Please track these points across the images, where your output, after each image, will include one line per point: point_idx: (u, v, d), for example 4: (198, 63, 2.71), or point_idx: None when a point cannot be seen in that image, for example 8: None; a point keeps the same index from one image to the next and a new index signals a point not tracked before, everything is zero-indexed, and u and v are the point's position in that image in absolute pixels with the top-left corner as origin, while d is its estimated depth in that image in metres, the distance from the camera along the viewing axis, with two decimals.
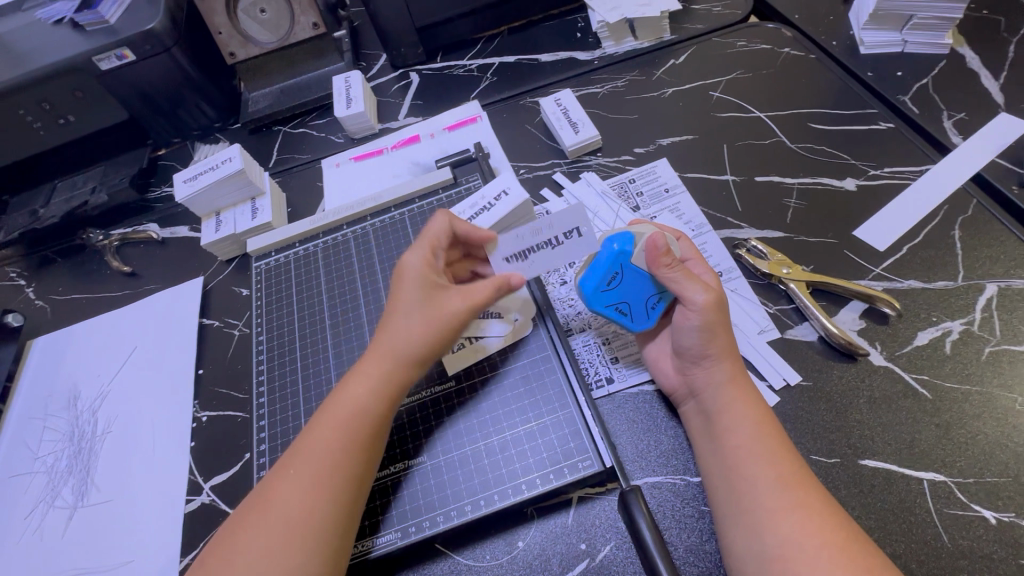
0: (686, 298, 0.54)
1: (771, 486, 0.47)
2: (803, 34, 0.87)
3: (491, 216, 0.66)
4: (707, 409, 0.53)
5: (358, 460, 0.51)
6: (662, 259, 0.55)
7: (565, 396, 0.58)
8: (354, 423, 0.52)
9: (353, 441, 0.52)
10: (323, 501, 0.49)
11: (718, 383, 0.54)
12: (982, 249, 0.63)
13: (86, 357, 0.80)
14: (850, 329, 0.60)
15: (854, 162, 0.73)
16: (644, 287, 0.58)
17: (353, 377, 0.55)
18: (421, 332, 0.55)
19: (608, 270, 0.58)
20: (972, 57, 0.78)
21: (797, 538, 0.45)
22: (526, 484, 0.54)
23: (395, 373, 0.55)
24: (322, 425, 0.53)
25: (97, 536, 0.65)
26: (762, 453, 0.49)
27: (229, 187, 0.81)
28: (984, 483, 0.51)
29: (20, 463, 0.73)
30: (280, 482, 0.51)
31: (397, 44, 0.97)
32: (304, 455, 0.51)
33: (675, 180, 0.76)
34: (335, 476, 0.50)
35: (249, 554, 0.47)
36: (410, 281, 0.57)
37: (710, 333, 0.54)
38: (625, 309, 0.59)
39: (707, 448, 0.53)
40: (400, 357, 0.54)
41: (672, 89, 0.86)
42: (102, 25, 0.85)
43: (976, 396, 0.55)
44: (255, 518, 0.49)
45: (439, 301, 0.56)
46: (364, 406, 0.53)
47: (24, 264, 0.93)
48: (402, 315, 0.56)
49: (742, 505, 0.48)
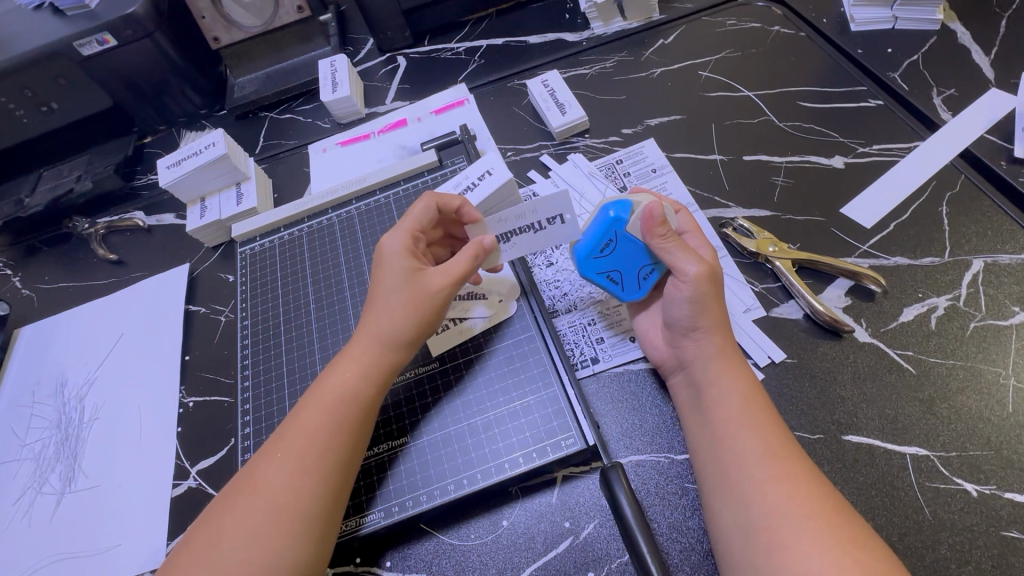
0: (677, 268, 0.54)
1: (755, 460, 0.47)
2: (794, 12, 0.86)
3: (475, 195, 0.65)
4: (696, 382, 0.53)
5: (347, 444, 0.51)
6: (657, 229, 0.54)
7: (549, 375, 0.58)
8: (344, 407, 0.52)
9: (339, 423, 0.51)
10: (311, 483, 0.49)
11: (707, 355, 0.53)
12: (969, 225, 0.63)
13: (73, 345, 0.80)
14: (836, 306, 0.59)
15: (842, 140, 0.72)
16: (638, 256, 0.57)
17: (340, 361, 0.55)
18: (407, 312, 0.54)
19: (602, 236, 0.57)
20: (963, 33, 0.77)
21: (785, 510, 0.44)
22: (509, 463, 0.54)
23: (380, 355, 0.54)
24: (311, 409, 0.52)
25: (85, 521, 0.65)
26: (749, 427, 0.49)
27: (213, 173, 0.80)
28: (966, 456, 0.51)
29: (7, 450, 0.73)
30: (268, 465, 0.50)
31: (383, 27, 0.96)
32: (294, 438, 0.51)
33: (663, 160, 0.75)
34: (324, 460, 0.50)
35: (236, 536, 0.47)
36: (392, 263, 0.56)
37: (700, 305, 0.54)
38: (616, 278, 0.59)
39: (694, 423, 0.52)
40: (388, 340, 0.54)
41: (661, 69, 0.85)
42: (82, 9, 0.84)
43: (961, 371, 0.54)
44: (243, 501, 0.49)
45: (419, 280, 0.55)
46: (353, 390, 0.53)
47: (10, 253, 0.92)
48: (388, 296, 0.55)
49: (726, 479, 0.48)
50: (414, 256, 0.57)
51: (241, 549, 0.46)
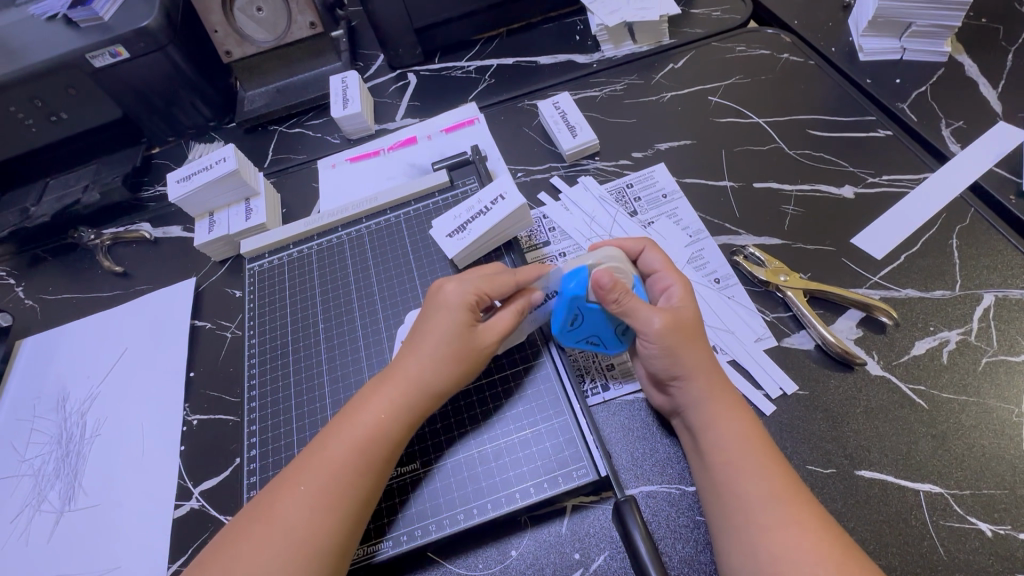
0: (639, 328, 0.53)
1: (762, 501, 0.47)
2: (803, 40, 0.87)
3: (485, 221, 0.66)
4: (693, 424, 0.53)
5: (370, 484, 0.51)
6: (609, 296, 0.52)
7: (560, 403, 0.57)
8: (373, 448, 0.51)
9: (366, 462, 0.51)
10: (331, 523, 0.48)
11: (696, 401, 0.53)
12: (980, 258, 0.63)
13: (77, 358, 0.79)
14: (847, 337, 0.59)
15: (852, 170, 0.72)
16: (604, 319, 0.56)
17: (371, 396, 0.54)
18: (451, 368, 0.54)
19: (567, 314, 0.56)
20: (970, 66, 0.78)
21: (792, 552, 0.44)
22: (520, 493, 0.54)
23: (416, 399, 0.54)
24: (337, 445, 0.51)
25: (84, 541, 0.64)
26: (755, 466, 0.49)
27: (223, 187, 0.80)
28: (980, 495, 0.51)
29: (6, 465, 0.72)
30: (286, 497, 0.49)
31: (394, 45, 0.96)
32: (317, 473, 0.50)
33: (673, 185, 0.76)
34: (347, 499, 0.49)
35: (250, 568, 0.46)
36: (448, 314, 0.55)
37: (672, 358, 0.53)
38: (597, 339, 0.58)
39: (698, 460, 0.52)
40: (424, 387, 0.54)
41: (671, 93, 0.85)
42: (95, 21, 0.85)
43: (973, 407, 0.54)
44: (257, 531, 0.48)
45: (468, 336, 0.55)
46: (383, 431, 0.52)
47: (14, 262, 0.91)
48: (433, 345, 0.54)
49: (733, 520, 0.47)
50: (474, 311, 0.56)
51: None
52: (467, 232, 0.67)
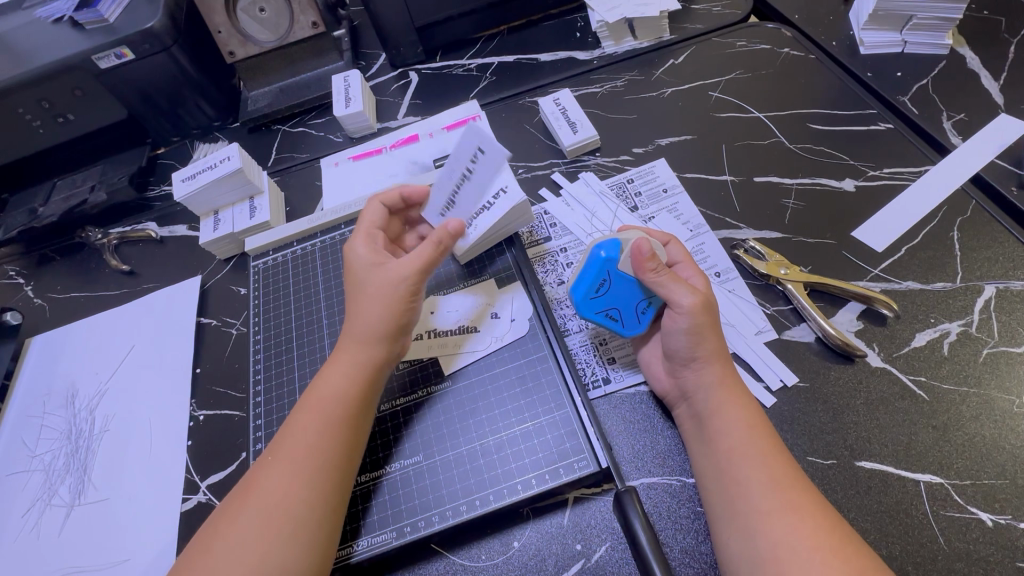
0: (673, 300, 0.54)
1: (765, 489, 0.47)
2: (803, 34, 0.87)
3: (473, 187, 0.61)
4: (700, 412, 0.53)
5: (338, 443, 0.53)
6: (647, 263, 0.55)
7: (562, 396, 0.58)
8: (334, 406, 0.54)
9: (330, 423, 0.54)
10: (301, 482, 0.51)
11: (708, 385, 0.54)
12: (981, 250, 0.63)
13: (85, 356, 0.80)
14: (847, 330, 0.60)
15: (853, 163, 0.72)
16: (632, 291, 0.58)
17: (330, 365, 0.57)
18: (382, 308, 0.57)
19: (597, 276, 0.58)
20: (972, 58, 0.78)
21: (792, 541, 0.45)
22: (521, 484, 0.54)
23: (365, 356, 0.57)
24: (303, 412, 0.55)
25: (94, 534, 0.65)
26: (755, 456, 0.49)
27: (227, 186, 0.81)
28: (981, 485, 0.51)
29: (17, 460, 0.73)
30: (265, 470, 0.52)
31: (396, 43, 0.97)
32: (288, 441, 0.53)
33: (674, 180, 0.76)
34: (316, 457, 0.52)
35: (234, 539, 0.49)
36: (368, 265, 0.60)
37: (698, 335, 0.54)
38: (616, 316, 0.59)
39: (700, 450, 0.53)
40: (372, 339, 0.57)
41: (672, 89, 0.86)
42: (100, 23, 0.86)
43: (974, 398, 0.54)
44: (242, 505, 0.51)
45: (386, 277, 0.58)
46: (343, 391, 0.55)
47: (24, 262, 0.93)
48: (362, 298, 0.58)
49: (735, 507, 0.48)
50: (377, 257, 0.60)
51: (239, 551, 0.48)
52: (472, 227, 0.65)
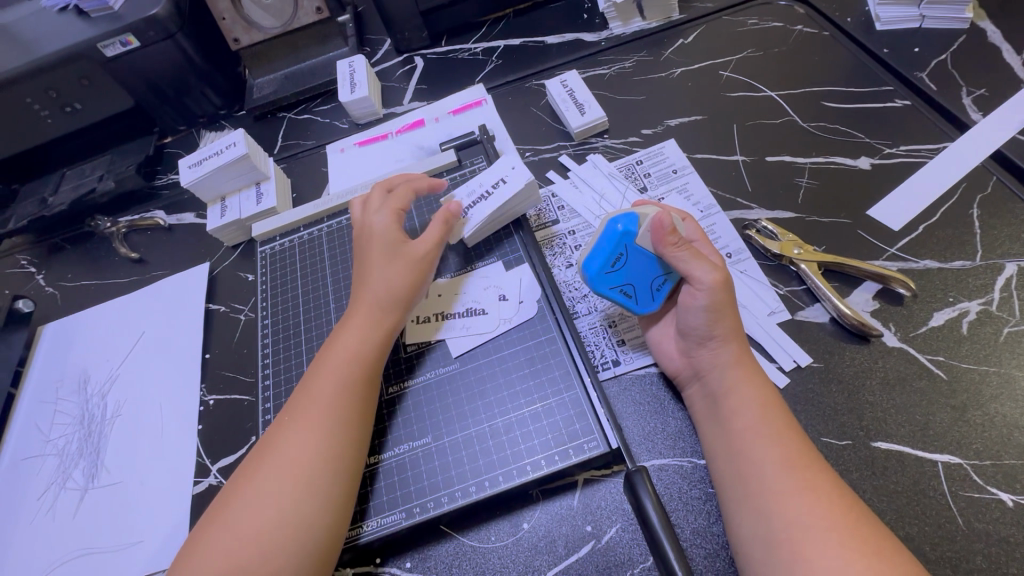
0: (693, 277, 0.54)
1: (779, 468, 0.47)
2: (817, 11, 0.85)
3: (489, 203, 0.65)
4: (714, 391, 0.53)
5: (353, 406, 0.54)
6: (669, 238, 0.54)
7: (570, 377, 0.57)
8: (349, 368, 0.55)
9: (343, 384, 0.54)
10: (317, 445, 0.51)
11: (723, 364, 0.53)
12: (1001, 227, 0.61)
13: (96, 343, 0.81)
14: (863, 309, 0.58)
15: (868, 141, 0.71)
16: (650, 267, 0.57)
17: (343, 329, 0.58)
18: (403, 274, 0.59)
19: (614, 250, 0.56)
20: (993, 31, 0.75)
21: (806, 520, 0.44)
22: (531, 465, 0.54)
23: (377, 319, 0.58)
24: (317, 376, 0.55)
25: (107, 518, 0.66)
26: (768, 435, 0.49)
27: (233, 173, 0.81)
28: (1001, 465, 0.49)
29: (31, 446, 0.74)
30: (279, 435, 0.53)
31: (400, 28, 0.96)
32: (303, 405, 0.54)
33: (684, 160, 0.75)
34: (331, 418, 0.53)
35: (250, 495, 0.50)
36: (380, 235, 0.62)
37: (717, 313, 0.54)
38: (630, 292, 0.57)
39: (712, 430, 0.52)
40: (385, 302, 0.58)
41: (681, 69, 0.84)
42: (105, 11, 0.86)
43: (994, 378, 0.53)
44: (257, 466, 0.52)
45: (404, 250, 0.61)
46: (356, 352, 0.56)
47: (35, 251, 0.94)
48: (380, 265, 0.60)
49: (747, 486, 0.47)
50: (397, 230, 0.62)
51: (255, 507, 0.49)
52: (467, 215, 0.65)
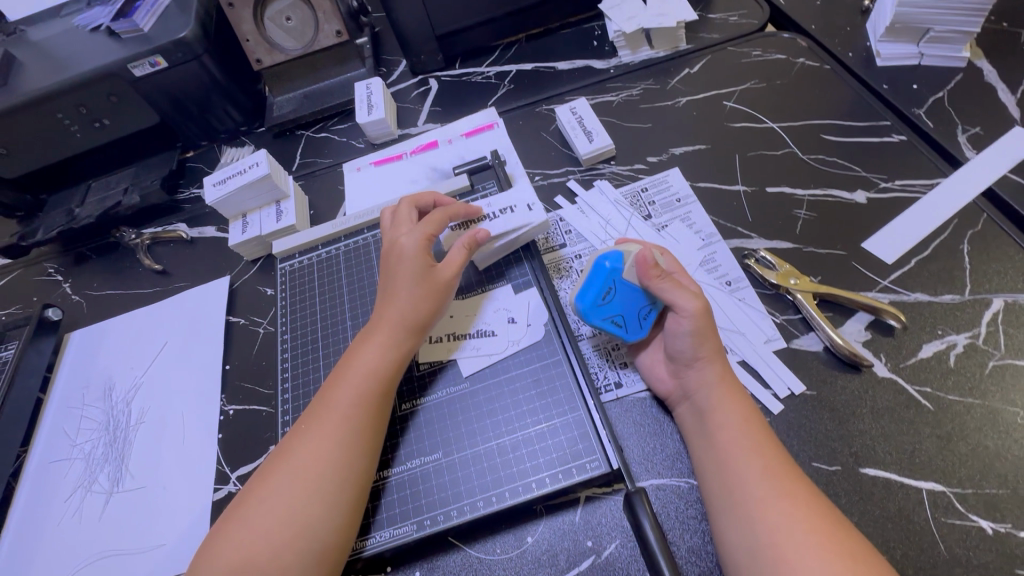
0: (677, 305, 0.57)
1: (760, 477, 0.50)
2: (819, 45, 0.88)
3: (493, 226, 0.69)
4: (701, 408, 0.56)
5: (368, 420, 0.57)
6: (652, 271, 0.58)
7: (574, 399, 0.60)
8: (367, 384, 0.58)
9: (360, 398, 0.58)
10: (331, 454, 0.55)
11: (709, 383, 0.56)
12: (990, 263, 0.64)
13: (120, 351, 0.85)
14: (855, 340, 0.61)
15: (864, 174, 0.74)
16: (637, 299, 0.60)
17: (363, 344, 0.61)
18: (425, 300, 0.62)
19: (603, 284, 0.60)
20: (989, 70, 0.78)
21: (787, 526, 0.47)
22: (536, 483, 0.57)
23: (396, 339, 0.61)
24: (336, 388, 0.59)
25: (131, 520, 0.69)
26: (750, 446, 0.52)
27: (256, 191, 0.84)
28: (982, 494, 0.52)
29: (58, 449, 0.77)
30: (296, 439, 0.56)
31: (417, 52, 1.00)
32: (322, 414, 0.57)
33: (687, 189, 0.78)
34: (346, 430, 0.56)
35: (267, 499, 0.53)
36: (410, 257, 0.64)
37: (701, 337, 0.57)
38: (621, 322, 0.61)
39: (701, 446, 0.55)
40: (406, 324, 0.61)
41: (686, 98, 0.87)
42: (136, 33, 0.91)
43: (979, 409, 0.56)
44: (273, 470, 0.55)
45: (430, 274, 0.63)
46: (373, 369, 0.59)
47: (62, 260, 0.98)
48: (405, 285, 0.62)
49: (733, 494, 0.50)
50: (426, 252, 0.64)
51: (271, 510, 0.52)
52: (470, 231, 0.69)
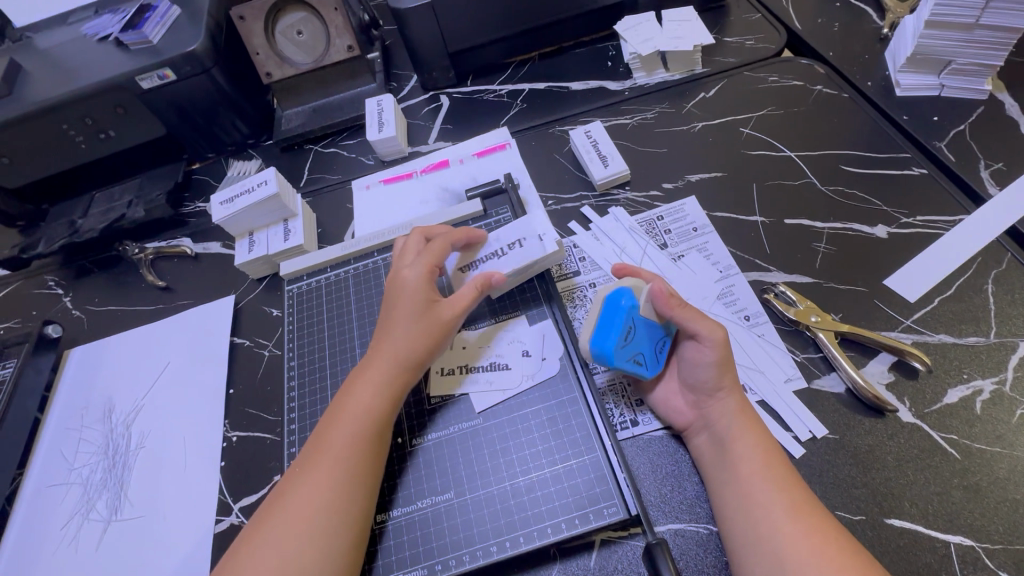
0: (702, 334, 0.57)
1: (786, 513, 0.49)
2: (837, 72, 0.87)
3: (500, 262, 0.66)
4: (722, 437, 0.55)
5: (361, 460, 0.55)
6: (672, 303, 0.58)
7: (591, 439, 0.59)
8: (360, 423, 0.57)
9: (354, 438, 0.56)
10: (321, 498, 0.53)
11: (731, 414, 0.56)
12: (1015, 305, 0.63)
13: (121, 371, 0.83)
14: (878, 381, 0.60)
15: (885, 209, 0.72)
16: (653, 333, 0.60)
17: (357, 382, 0.60)
18: (423, 338, 0.61)
19: (626, 322, 0.58)
20: (1011, 104, 0.77)
21: (817, 566, 0.46)
22: (551, 528, 0.55)
23: (391, 377, 0.59)
24: (330, 427, 0.57)
25: (129, 551, 0.67)
26: (774, 480, 0.51)
27: (264, 209, 0.83)
28: (1012, 550, 0.51)
29: (55, 473, 0.76)
30: (293, 481, 0.55)
31: (429, 68, 0.99)
32: (317, 456, 0.56)
33: (704, 219, 0.76)
34: (336, 472, 0.54)
35: (264, 544, 0.51)
36: (410, 293, 0.62)
37: (724, 367, 0.56)
38: (640, 360, 0.59)
39: (721, 478, 0.54)
40: (402, 362, 0.60)
41: (703, 123, 0.86)
42: (144, 45, 0.89)
43: (1007, 460, 0.54)
44: (270, 514, 0.53)
45: (431, 313, 0.62)
46: (367, 407, 0.58)
47: (63, 273, 0.96)
48: (403, 323, 0.61)
49: (759, 531, 0.49)
50: (428, 287, 0.63)
51: (266, 559, 0.50)
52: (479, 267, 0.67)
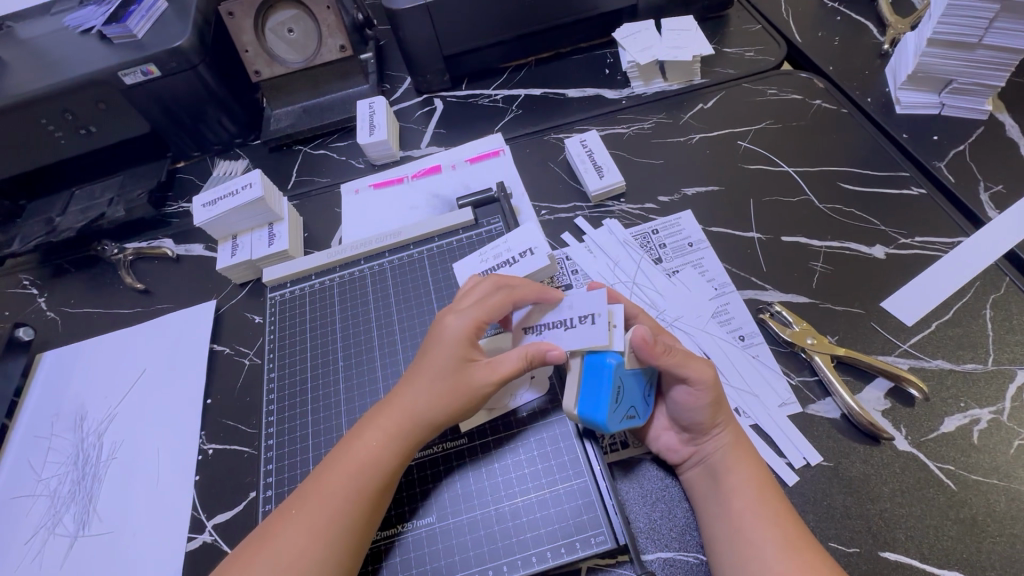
0: (694, 378, 0.54)
1: (777, 550, 0.48)
2: (836, 86, 0.86)
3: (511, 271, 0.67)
4: (714, 468, 0.53)
5: (360, 515, 0.52)
6: (657, 349, 0.53)
7: (579, 464, 0.57)
8: (364, 478, 0.53)
9: (357, 492, 0.53)
10: (314, 554, 0.50)
11: (725, 447, 0.54)
12: (1013, 332, 0.62)
13: (95, 377, 0.80)
14: (874, 408, 0.58)
15: (884, 229, 0.71)
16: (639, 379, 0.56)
17: (369, 428, 0.56)
18: (443, 399, 0.55)
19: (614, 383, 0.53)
20: (1011, 125, 0.77)
21: None
22: (536, 556, 0.53)
23: (405, 432, 0.55)
24: (330, 473, 0.54)
25: (97, 568, 0.65)
26: (766, 515, 0.50)
27: (247, 213, 0.80)
28: None
29: (22, 483, 0.72)
30: (283, 523, 0.52)
31: (422, 71, 0.96)
32: (312, 502, 0.52)
33: (700, 234, 0.75)
34: (334, 525, 0.51)
35: None
36: (446, 346, 0.57)
37: (717, 406, 0.54)
38: (633, 412, 0.56)
39: (713, 512, 0.52)
40: (417, 418, 0.55)
41: (700, 135, 0.85)
42: (129, 38, 0.86)
43: (1004, 492, 0.53)
44: (253, 553, 0.51)
45: (462, 375, 0.56)
46: (374, 461, 0.54)
47: (38, 272, 0.92)
48: (427, 376, 0.56)
49: (749, 569, 0.48)
50: (466, 344, 0.57)
51: None
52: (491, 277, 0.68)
